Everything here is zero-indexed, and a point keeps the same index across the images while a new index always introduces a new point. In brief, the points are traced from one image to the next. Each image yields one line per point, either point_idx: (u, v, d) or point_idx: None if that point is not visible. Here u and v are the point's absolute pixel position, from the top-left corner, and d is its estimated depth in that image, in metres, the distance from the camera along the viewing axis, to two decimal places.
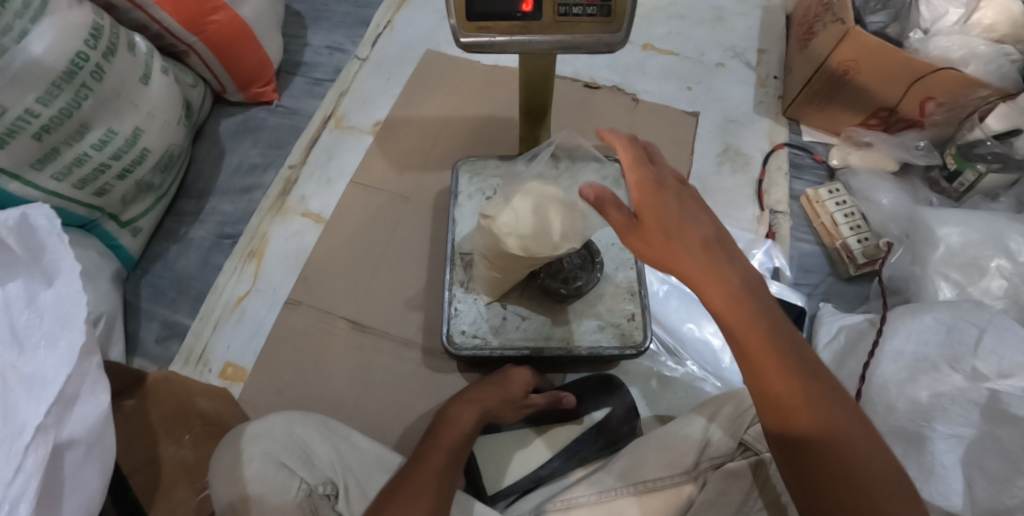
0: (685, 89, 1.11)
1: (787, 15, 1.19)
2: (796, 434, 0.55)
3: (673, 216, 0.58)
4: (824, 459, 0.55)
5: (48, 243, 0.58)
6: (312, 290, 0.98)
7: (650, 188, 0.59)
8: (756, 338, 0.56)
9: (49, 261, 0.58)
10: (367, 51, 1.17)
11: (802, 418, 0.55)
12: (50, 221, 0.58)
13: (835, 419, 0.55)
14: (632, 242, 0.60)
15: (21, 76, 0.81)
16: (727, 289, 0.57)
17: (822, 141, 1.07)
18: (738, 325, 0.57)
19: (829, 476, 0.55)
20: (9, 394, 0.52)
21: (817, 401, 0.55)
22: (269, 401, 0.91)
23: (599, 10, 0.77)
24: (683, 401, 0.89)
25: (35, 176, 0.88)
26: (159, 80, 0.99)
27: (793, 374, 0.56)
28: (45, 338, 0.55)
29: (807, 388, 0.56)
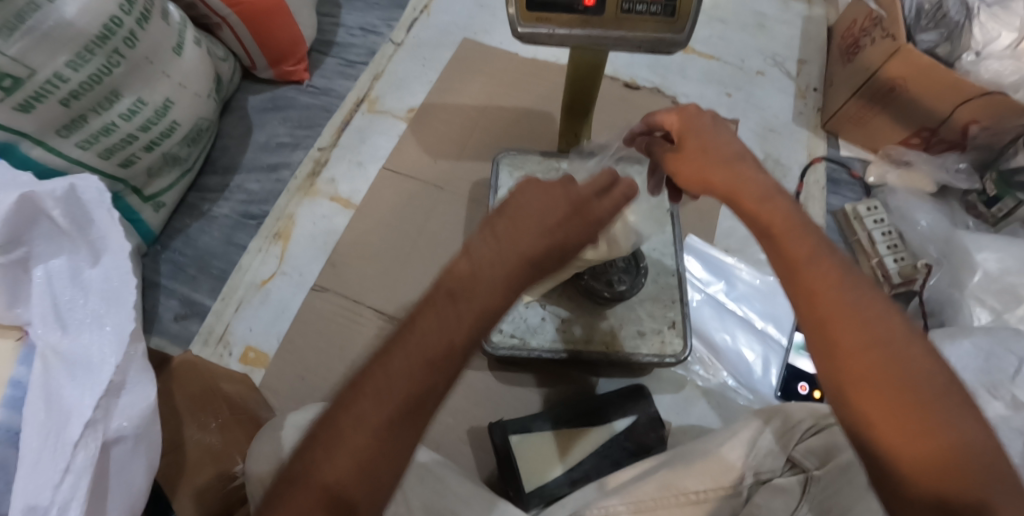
0: (726, 95, 1.10)
1: (829, 27, 1.18)
2: (842, 349, 0.50)
3: (706, 138, 0.64)
4: (874, 376, 0.49)
5: (94, 217, 0.58)
6: (339, 276, 0.96)
7: (688, 115, 0.66)
8: (799, 247, 0.54)
9: (96, 236, 0.58)
10: (402, 34, 1.14)
11: (849, 328, 0.50)
12: (99, 195, 0.59)
13: (885, 332, 0.50)
14: (673, 168, 0.66)
15: (55, 36, 0.78)
16: (760, 198, 0.59)
17: (860, 157, 1.07)
18: (776, 235, 0.56)
19: (878, 395, 0.48)
20: (55, 378, 0.54)
21: (864, 311, 0.51)
22: (292, 387, 0.89)
23: (663, 9, 0.75)
24: (716, 411, 0.88)
25: (59, 142, 0.84)
26: (192, 51, 0.95)
27: (836, 281, 0.52)
28: (91, 318, 0.56)
29: (854, 299, 0.51)
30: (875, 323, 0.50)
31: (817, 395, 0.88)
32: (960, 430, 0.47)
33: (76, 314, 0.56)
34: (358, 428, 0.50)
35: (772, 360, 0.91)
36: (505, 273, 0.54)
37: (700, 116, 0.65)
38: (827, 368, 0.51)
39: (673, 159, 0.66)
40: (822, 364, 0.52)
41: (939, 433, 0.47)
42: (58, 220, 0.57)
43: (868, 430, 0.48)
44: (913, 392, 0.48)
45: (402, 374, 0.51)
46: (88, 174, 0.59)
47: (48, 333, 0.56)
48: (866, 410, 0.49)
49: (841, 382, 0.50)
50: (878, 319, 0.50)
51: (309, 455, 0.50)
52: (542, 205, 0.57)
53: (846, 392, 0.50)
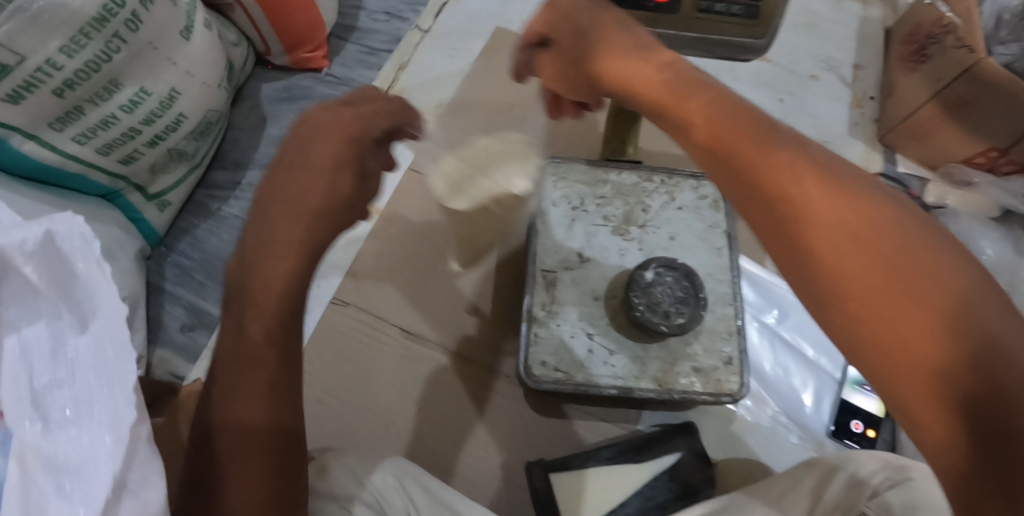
0: (778, 101, 1.02)
1: (886, 29, 1.10)
2: (863, 297, 0.38)
3: (590, 18, 0.55)
4: (907, 326, 0.37)
5: (77, 271, 0.38)
6: (361, 289, 0.88)
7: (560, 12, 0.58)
8: (771, 162, 0.42)
9: (82, 298, 0.37)
10: (429, 21, 1.04)
11: (867, 268, 0.39)
12: (79, 238, 0.38)
13: (875, 230, 0.39)
14: (563, 72, 0.59)
15: (47, 18, 0.68)
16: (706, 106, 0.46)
17: (918, 175, 0.99)
18: (730, 152, 0.44)
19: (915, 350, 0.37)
20: (33, 486, 0.35)
21: (845, 209, 0.40)
22: (308, 410, 0.82)
23: (744, 10, 0.67)
24: (764, 449, 0.83)
25: (53, 136, 0.76)
26: (201, 34, 0.87)
27: (800, 174, 0.41)
28: (80, 411, 0.36)
29: (857, 231, 0.39)
30: (861, 221, 0.40)
31: (872, 435, 0.82)
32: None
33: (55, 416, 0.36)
34: (246, 401, 0.46)
35: (825, 395, 0.85)
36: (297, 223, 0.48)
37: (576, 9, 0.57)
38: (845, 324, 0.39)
39: (559, 60, 0.59)
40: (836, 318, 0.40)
41: (1000, 393, 0.35)
42: (34, 280, 0.38)
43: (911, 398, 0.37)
44: (925, 303, 0.37)
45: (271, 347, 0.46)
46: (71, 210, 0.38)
47: (24, 427, 0.36)
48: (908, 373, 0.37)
49: (863, 341, 0.38)
50: (865, 217, 0.40)
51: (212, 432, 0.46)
52: (319, 129, 0.50)
53: (873, 352, 0.38)
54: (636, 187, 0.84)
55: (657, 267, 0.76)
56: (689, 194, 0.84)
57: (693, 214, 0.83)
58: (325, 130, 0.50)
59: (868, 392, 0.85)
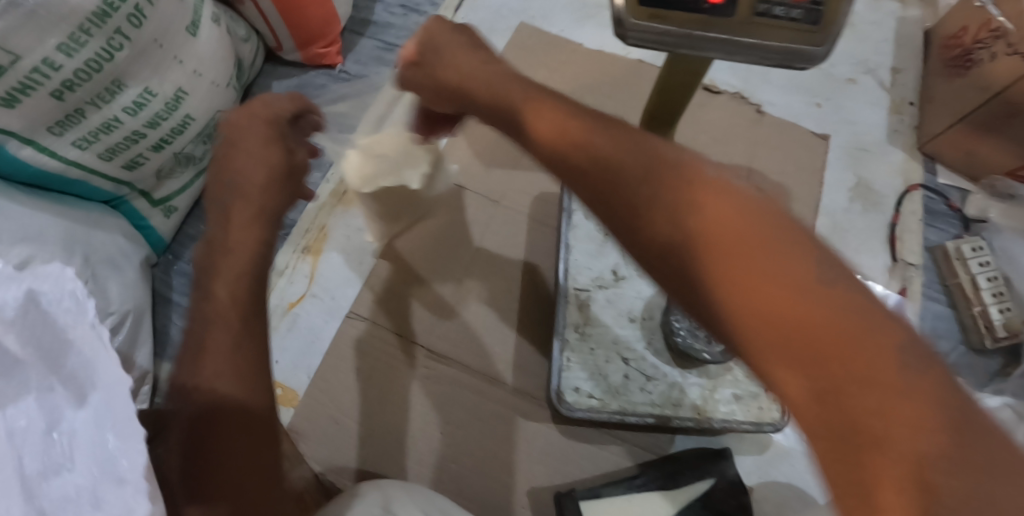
0: (814, 106, 0.97)
1: (926, 31, 1.05)
2: (803, 369, 0.33)
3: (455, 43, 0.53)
4: (846, 403, 0.32)
5: (67, 336, 0.34)
6: (379, 304, 0.83)
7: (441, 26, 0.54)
8: (705, 220, 0.37)
9: (76, 366, 0.34)
10: (448, 16, 0.99)
11: (812, 335, 0.33)
12: (64, 300, 0.35)
13: (789, 271, 0.34)
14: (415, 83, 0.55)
15: (44, 14, 0.63)
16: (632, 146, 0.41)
17: (958, 185, 0.95)
18: (661, 215, 0.39)
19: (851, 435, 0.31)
20: None
21: (762, 245, 0.36)
22: (325, 432, 0.77)
23: (805, 14, 0.63)
24: (800, 476, 0.79)
25: (51, 141, 0.71)
26: (208, 30, 0.81)
27: (702, 207, 0.38)
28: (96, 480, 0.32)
29: (781, 284, 0.34)
30: (775, 259, 0.35)
31: None
32: (1004, 476, 0.29)
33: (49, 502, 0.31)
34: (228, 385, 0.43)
35: None
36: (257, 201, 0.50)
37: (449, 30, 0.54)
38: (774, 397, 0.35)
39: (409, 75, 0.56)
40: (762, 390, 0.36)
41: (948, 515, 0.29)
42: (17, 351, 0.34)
43: (849, 495, 0.32)
44: (849, 352, 0.32)
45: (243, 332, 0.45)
46: (56, 269, 0.36)
47: None
48: (858, 466, 0.31)
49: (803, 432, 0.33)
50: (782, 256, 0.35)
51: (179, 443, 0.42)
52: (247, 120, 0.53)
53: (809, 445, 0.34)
54: None
55: None
56: None
57: None
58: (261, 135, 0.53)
59: None
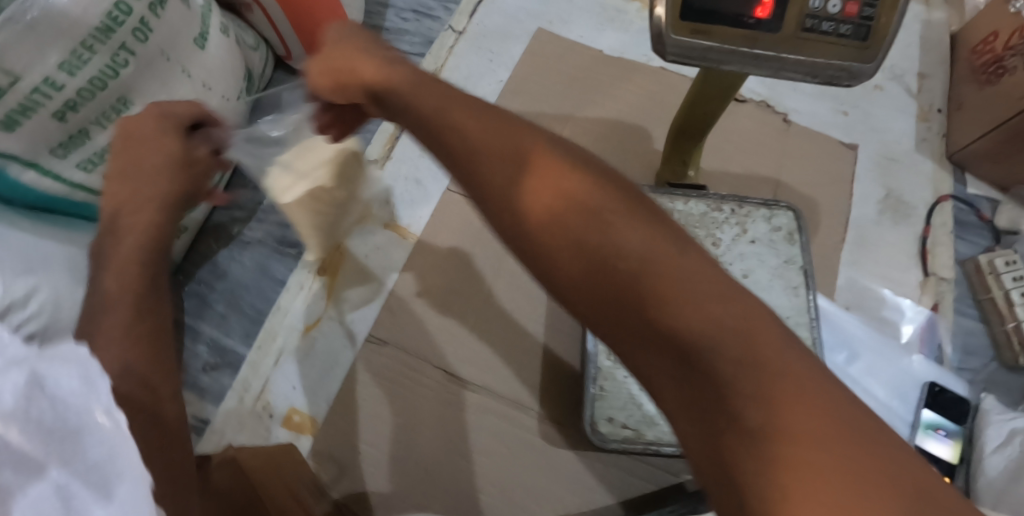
0: (841, 114, 0.95)
1: (952, 34, 1.03)
2: (765, 421, 0.32)
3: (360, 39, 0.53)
4: (818, 428, 0.31)
5: (82, 425, 0.31)
6: (400, 326, 0.81)
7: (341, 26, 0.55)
8: (686, 293, 0.35)
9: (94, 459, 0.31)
10: (463, 22, 0.95)
11: (778, 359, 0.33)
12: (79, 386, 0.32)
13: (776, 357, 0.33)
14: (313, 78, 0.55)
15: (42, 29, 0.59)
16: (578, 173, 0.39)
17: (988, 195, 0.93)
18: (647, 281, 0.35)
19: (832, 463, 0.30)
20: None
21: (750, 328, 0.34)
22: (347, 462, 0.75)
23: (855, 30, 0.60)
24: None
25: (56, 163, 0.68)
26: (217, 41, 0.77)
27: (688, 279, 0.35)
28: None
29: (772, 370, 0.33)
30: (763, 344, 0.33)
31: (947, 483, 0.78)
32: None
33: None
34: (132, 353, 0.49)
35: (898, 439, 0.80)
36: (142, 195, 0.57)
37: (350, 30, 0.54)
38: (742, 443, 0.32)
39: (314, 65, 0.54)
40: (722, 440, 0.32)
41: None
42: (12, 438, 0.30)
43: None
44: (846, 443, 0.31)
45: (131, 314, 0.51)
46: (65, 350, 0.33)
47: None
48: None
49: None
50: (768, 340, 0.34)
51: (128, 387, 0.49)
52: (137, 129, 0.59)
53: None
54: (705, 218, 0.77)
55: None
56: (763, 226, 0.77)
57: (767, 248, 0.76)
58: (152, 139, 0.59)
59: (942, 437, 0.81)
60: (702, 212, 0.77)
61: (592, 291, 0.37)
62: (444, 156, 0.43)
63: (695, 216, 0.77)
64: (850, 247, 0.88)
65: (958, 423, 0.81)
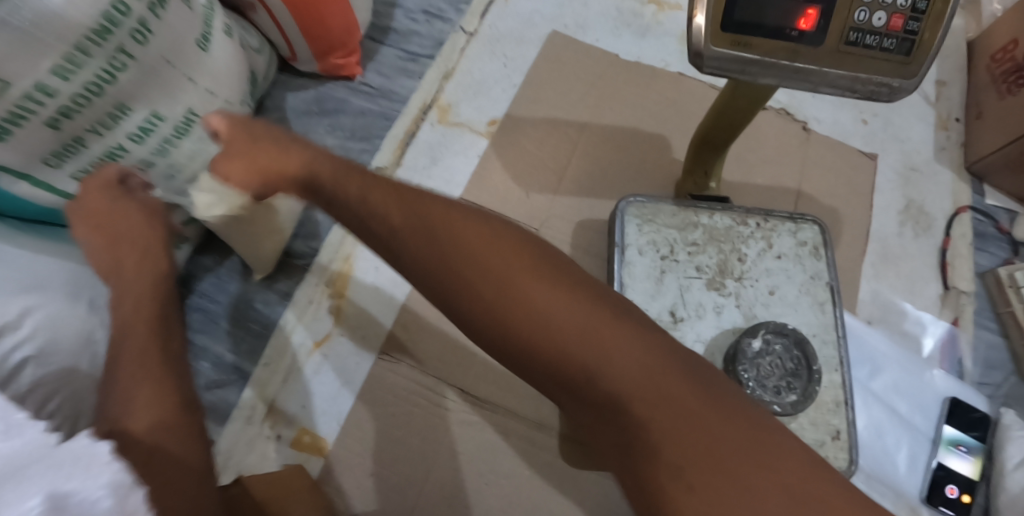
0: (861, 123, 0.93)
1: (969, 41, 1.01)
2: (673, 438, 0.41)
3: (268, 134, 0.59)
4: (701, 416, 0.41)
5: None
6: (414, 343, 0.78)
7: (237, 124, 0.60)
8: (603, 344, 0.43)
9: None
10: (475, 23, 0.92)
11: (665, 376, 0.42)
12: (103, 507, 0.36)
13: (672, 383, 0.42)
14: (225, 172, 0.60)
15: (35, 33, 0.55)
16: (501, 251, 0.46)
17: (1007, 206, 0.92)
18: (577, 336, 0.43)
19: (732, 450, 0.40)
20: None
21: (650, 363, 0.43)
22: (361, 487, 0.72)
23: (898, 44, 0.58)
24: None
25: (49, 174, 0.65)
26: (221, 43, 0.73)
27: (601, 331, 0.43)
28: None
29: (671, 395, 0.42)
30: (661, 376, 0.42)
31: (967, 500, 0.76)
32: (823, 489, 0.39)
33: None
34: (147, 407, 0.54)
35: (919, 455, 0.78)
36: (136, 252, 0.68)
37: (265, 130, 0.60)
38: (647, 446, 0.41)
39: (223, 160, 0.60)
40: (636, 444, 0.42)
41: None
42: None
43: None
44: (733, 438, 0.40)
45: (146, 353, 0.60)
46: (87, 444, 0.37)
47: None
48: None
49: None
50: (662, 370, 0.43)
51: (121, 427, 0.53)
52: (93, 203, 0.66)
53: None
54: (729, 232, 0.74)
55: (765, 334, 0.67)
56: (788, 241, 0.75)
57: (793, 263, 0.74)
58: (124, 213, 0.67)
59: (962, 453, 0.79)
60: (726, 227, 0.74)
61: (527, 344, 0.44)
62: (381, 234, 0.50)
63: (720, 231, 0.74)
64: (872, 259, 0.86)
65: (978, 440, 0.79)
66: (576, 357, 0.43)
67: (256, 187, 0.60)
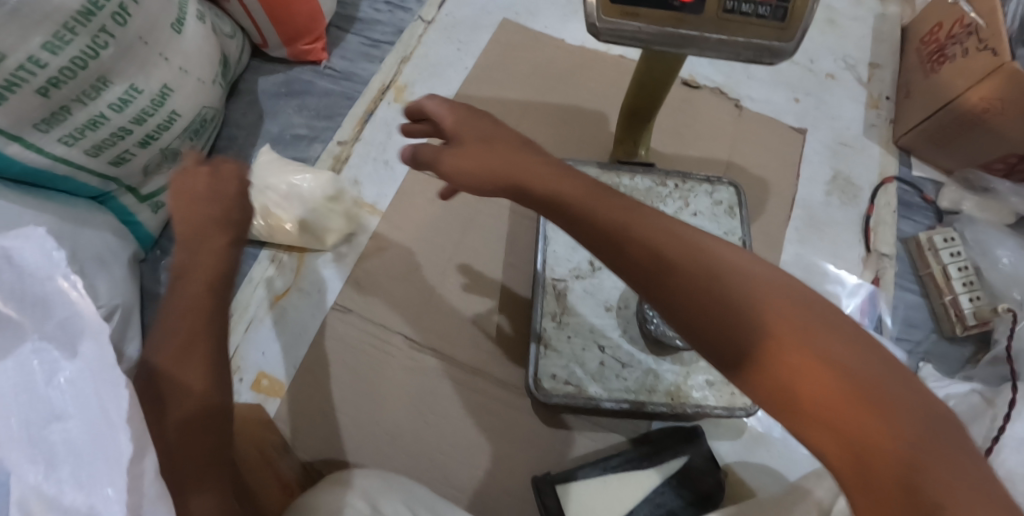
0: (794, 101, 1.00)
1: (903, 26, 1.07)
2: (884, 449, 0.38)
3: (503, 134, 0.57)
4: (919, 430, 0.38)
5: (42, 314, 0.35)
6: (364, 296, 0.86)
7: (463, 114, 0.59)
8: (814, 345, 0.41)
9: (62, 317, 0.35)
10: (433, 12, 1.00)
11: (876, 384, 0.39)
12: (49, 256, 0.36)
13: (885, 389, 0.39)
14: (450, 167, 0.57)
15: (28, 12, 0.64)
16: (724, 260, 0.45)
17: (933, 178, 0.97)
18: (791, 343, 0.41)
19: (949, 475, 0.36)
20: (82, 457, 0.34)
21: (864, 367, 0.40)
22: (313, 424, 0.79)
23: (773, 12, 0.64)
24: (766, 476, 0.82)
25: (38, 138, 0.72)
26: (194, 27, 0.83)
27: (816, 333, 0.41)
28: (82, 438, 0.34)
29: (883, 402, 0.39)
30: (875, 380, 0.39)
31: None
32: None
33: (84, 386, 0.35)
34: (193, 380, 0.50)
35: None
36: (206, 218, 0.58)
37: (473, 124, 0.58)
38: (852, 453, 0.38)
39: (448, 155, 0.57)
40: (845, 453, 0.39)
41: None
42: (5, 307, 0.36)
43: None
44: (942, 456, 0.37)
45: (202, 317, 0.53)
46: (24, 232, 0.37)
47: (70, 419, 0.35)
48: None
49: None
50: (875, 375, 0.40)
51: (164, 389, 0.49)
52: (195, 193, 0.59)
53: None
54: (649, 192, 0.81)
55: None
56: (705, 200, 0.82)
57: (709, 221, 0.80)
58: (210, 196, 0.59)
59: None
60: (647, 188, 0.81)
61: (733, 346, 0.43)
62: (579, 231, 0.50)
63: (640, 192, 0.81)
64: (797, 225, 0.93)
65: None
66: (804, 388, 0.40)
67: (452, 169, 0.57)
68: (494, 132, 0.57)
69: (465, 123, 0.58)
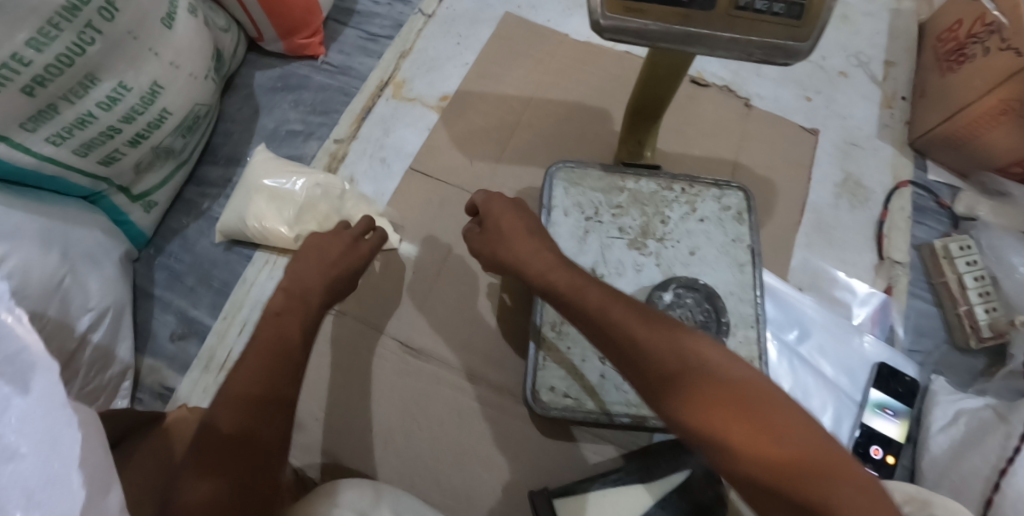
0: (805, 100, 0.97)
1: (920, 22, 1.03)
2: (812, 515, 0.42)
3: (508, 219, 0.62)
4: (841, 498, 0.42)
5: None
6: (358, 297, 0.83)
7: (498, 202, 0.63)
8: (751, 418, 0.45)
9: (9, 353, 0.37)
10: (433, 5, 0.98)
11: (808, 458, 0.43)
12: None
13: (814, 461, 0.43)
14: (478, 249, 0.64)
15: (12, 7, 0.62)
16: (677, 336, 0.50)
17: (949, 182, 0.94)
18: (729, 414, 0.45)
19: None
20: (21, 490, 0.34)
21: (796, 437, 0.44)
22: (305, 431, 0.77)
23: (787, 9, 0.61)
24: None
25: (26, 137, 0.69)
26: (185, 21, 0.80)
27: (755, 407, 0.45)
28: (32, 471, 0.34)
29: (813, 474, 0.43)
30: (803, 451, 0.44)
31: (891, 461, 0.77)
32: None
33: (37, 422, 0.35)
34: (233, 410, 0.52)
35: (844, 416, 0.79)
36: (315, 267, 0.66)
37: (495, 213, 0.63)
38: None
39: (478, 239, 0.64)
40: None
41: None
42: None
43: None
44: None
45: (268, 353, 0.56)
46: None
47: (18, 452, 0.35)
48: None
49: None
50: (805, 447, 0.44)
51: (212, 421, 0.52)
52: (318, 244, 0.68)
53: None
54: (654, 195, 0.78)
55: (677, 288, 0.74)
56: (712, 204, 0.79)
57: (715, 226, 0.77)
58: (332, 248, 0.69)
59: (889, 416, 0.79)
60: (652, 192, 0.78)
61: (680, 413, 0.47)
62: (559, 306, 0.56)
63: (645, 195, 0.79)
64: (805, 230, 0.90)
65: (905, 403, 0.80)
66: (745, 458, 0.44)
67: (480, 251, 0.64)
68: (502, 217, 0.62)
69: (487, 213, 0.63)
